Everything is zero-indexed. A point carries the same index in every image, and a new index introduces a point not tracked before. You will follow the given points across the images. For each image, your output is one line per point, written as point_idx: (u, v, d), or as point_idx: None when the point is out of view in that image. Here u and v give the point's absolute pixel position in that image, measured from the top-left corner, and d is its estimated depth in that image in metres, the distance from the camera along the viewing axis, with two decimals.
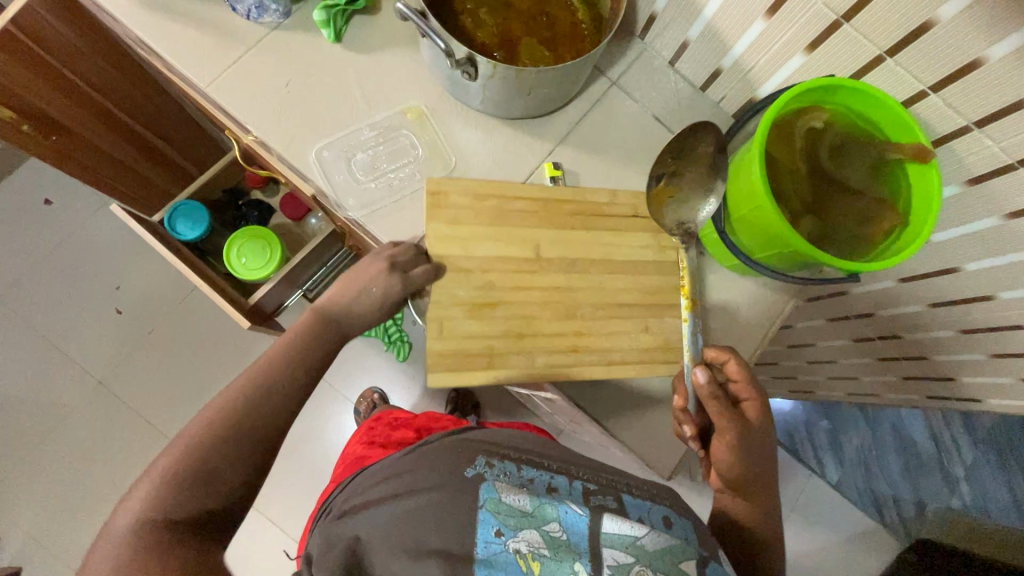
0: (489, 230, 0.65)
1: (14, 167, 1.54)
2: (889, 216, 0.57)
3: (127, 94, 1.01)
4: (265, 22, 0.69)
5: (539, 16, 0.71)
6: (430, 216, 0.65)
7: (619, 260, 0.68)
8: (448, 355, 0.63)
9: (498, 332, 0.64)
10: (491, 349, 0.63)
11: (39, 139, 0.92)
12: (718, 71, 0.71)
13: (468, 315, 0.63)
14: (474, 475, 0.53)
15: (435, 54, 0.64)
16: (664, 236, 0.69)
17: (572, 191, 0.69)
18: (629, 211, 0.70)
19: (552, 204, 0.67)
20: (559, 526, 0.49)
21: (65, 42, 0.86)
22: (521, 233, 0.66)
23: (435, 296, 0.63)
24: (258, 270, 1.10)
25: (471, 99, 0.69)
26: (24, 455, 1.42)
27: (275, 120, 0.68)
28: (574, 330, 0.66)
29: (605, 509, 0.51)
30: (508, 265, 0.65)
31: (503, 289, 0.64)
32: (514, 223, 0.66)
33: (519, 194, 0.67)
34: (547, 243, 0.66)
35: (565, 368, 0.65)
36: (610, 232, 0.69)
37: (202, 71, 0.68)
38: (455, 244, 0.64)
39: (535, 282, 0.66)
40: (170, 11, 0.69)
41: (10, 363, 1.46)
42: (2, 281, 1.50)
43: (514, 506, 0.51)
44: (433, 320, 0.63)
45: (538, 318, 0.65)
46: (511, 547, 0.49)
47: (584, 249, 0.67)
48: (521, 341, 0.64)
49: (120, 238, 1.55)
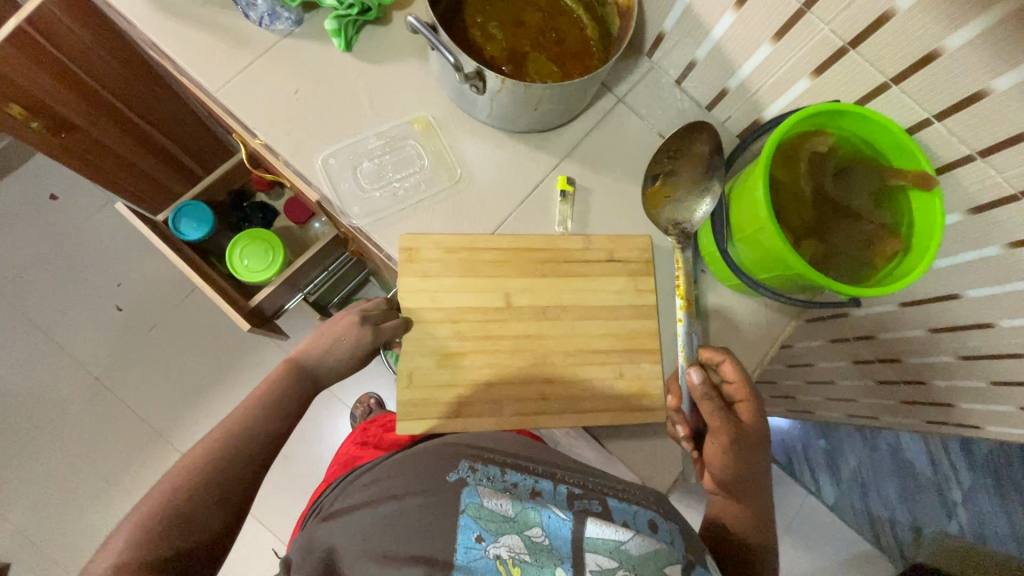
0: (460, 281, 0.66)
1: (22, 161, 1.55)
2: (891, 242, 0.57)
3: (138, 94, 1.01)
4: (277, 29, 0.70)
5: (548, 32, 0.72)
6: (403, 272, 0.66)
7: (595, 305, 0.68)
8: (419, 404, 0.64)
9: (469, 380, 0.65)
10: (459, 399, 0.64)
11: (47, 135, 0.93)
12: (724, 92, 0.72)
13: (436, 365, 0.65)
14: (456, 479, 0.52)
15: (444, 67, 0.65)
16: (642, 279, 0.69)
17: (542, 239, 0.69)
18: (605, 255, 0.69)
19: (524, 252, 0.68)
20: (541, 531, 0.47)
21: (79, 41, 0.86)
22: (492, 281, 0.67)
23: (406, 349, 0.65)
24: (259, 272, 1.10)
25: (478, 112, 0.69)
26: (16, 449, 1.41)
27: (283, 126, 0.69)
28: (545, 377, 0.65)
29: (588, 513, 0.49)
30: (478, 315, 0.66)
31: (471, 338, 0.65)
32: (486, 271, 0.67)
33: (491, 243, 0.68)
34: (518, 291, 0.67)
35: (534, 416, 0.65)
36: (585, 278, 0.69)
37: (212, 75, 0.69)
38: (425, 297, 0.65)
39: (506, 329, 0.66)
40: (183, 15, 0.70)
41: (7, 356, 1.46)
42: (4, 274, 1.50)
43: (496, 510, 0.49)
44: (402, 371, 0.64)
45: (506, 364, 0.65)
46: (490, 553, 0.46)
47: (554, 296, 0.68)
48: (491, 388, 0.65)
49: (124, 235, 1.55)
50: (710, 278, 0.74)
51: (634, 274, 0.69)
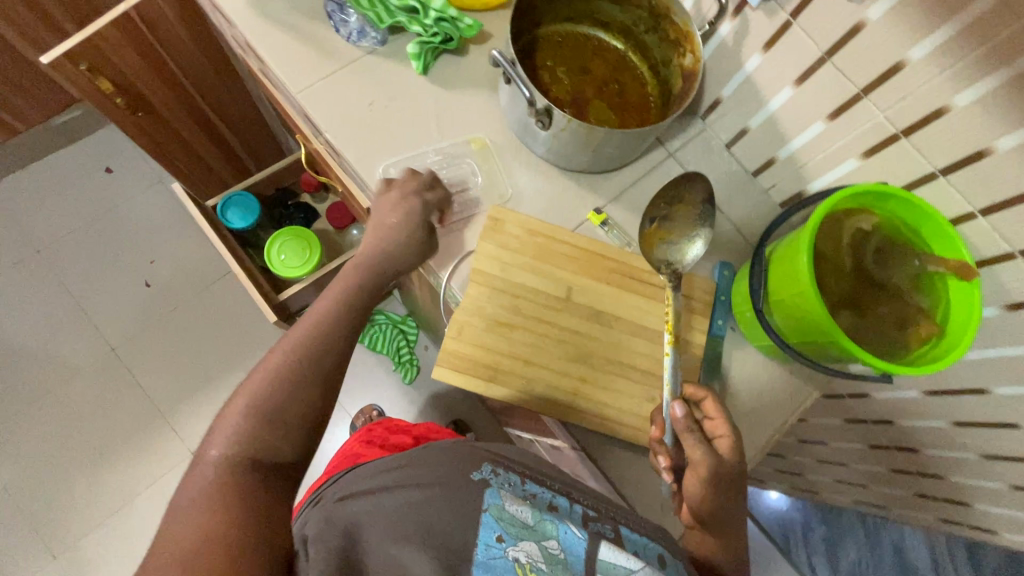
0: (530, 262, 0.68)
1: (87, 134, 1.63)
2: (926, 323, 0.58)
3: (213, 87, 1.08)
4: (362, 47, 0.75)
5: (611, 83, 0.77)
6: (483, 236, 0.69)
7: (645, 325, 0.69)
8: (460, 358, 0.65)
9: (511, 353, 0.66)
10: (497, 365, 0.65)
11: (126, 113, 0.99)
12: (771, 161, 0.75)
13: (486, 328, 0.66)
14: (479, 477, 0.53)
15: (513, 99, 0.69)
16: (697, 318, 0.70)
17: (616, 250, 0.71)
18: (669, 284, 0.71)
19: (595, 255, 0.70)
20: (558, 544, 0.48)
21: (173, 32, 0.93)
22: (560, 273, 0.69)
23: (463, 303, 0.66)
24: (294, 269, 1.13)
25: (536, 145, 0.73)
26: (21, 407, 1.43)
27: (353, 133, 0.73)
28: (580, 375, 0.66)
29: (603, 536, 0.50)
30: (537, 298, 0.68)
31: (527, 314, 0.67)
32: (556, 262, 0.69)
33: (567, 238, 0.70)
34: (580, 289, 0.69)
35: (561, 409, 0.65)
36: (643, 298, 0.70)
37: (296, 79, 0.73)
38: (493, 263, 0.68)
39: (555, 318, 0.67)
40: (278, 22, 0.75)
41: (33, 314, 1.50)
42: (47, 236, 1.56)
43: (516, 516, 0.50)
44: (454, 321, 0.66)
45: (545, 351, 0.66)
46: (509, 555, 0.46)
47: (612, 305, 0.69)
48: (527, 366, 0.65)
49: (167, 215, 1.61)
50: (738, 336, 0.74)
51: (690, 311, 0.71)
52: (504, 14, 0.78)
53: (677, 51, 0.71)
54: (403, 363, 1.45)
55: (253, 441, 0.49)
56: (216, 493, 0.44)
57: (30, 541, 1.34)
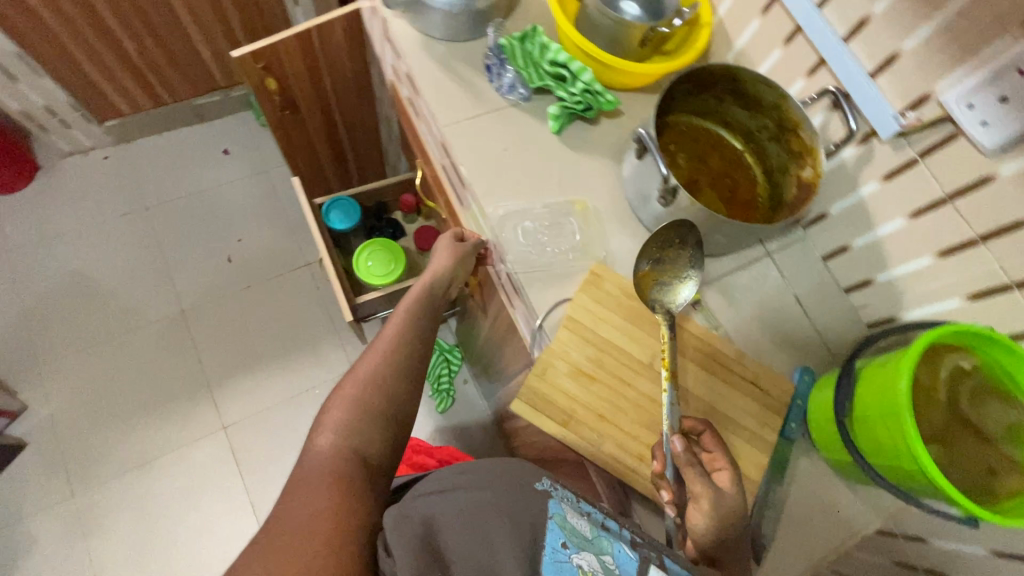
0: (621, 322, 0.71)
1: (218, 116, 1.81)
2: (1015, 477, 0.57)
3: (350, 102, 1.21)
4: (509, 99, 0.83)
5: (724, 177, 0.82)
6: (582, 289, 0.72)
7: (719, 410, 0.71)
8: (539, 397, 0.68)
9: (587, 403, 0.68)
10: (572, 412, 0.68)
11: (277, 110, 1.11)
12: (867, 282, 0.77)
13: (569, 375, 0.69)
14: (542, 488, 0.60)
15: (639, 173, 0.74)
16: (770, 415, 0.71)
17: (704, 331, 0.74)
18: (749, 375, 0.72)
19: (683, 331, 0.73)
20: (612, 558, 0.54)
21: (338, 52, 1.06)
22: (647, 340, 0.72)
23: (551, 346, 0.69)
24: (376, 276, 1.20)
25: (646, 217, 0.77)
26: (88, 343, 1.51)
27: (484, 170, 0.80)
28: (649, 443, 0.67)
29: (651, 560, 0.55)
30: (621, 357, 0.70)
31: (609, 371, 0.69)
32: (646, 329, 0.72)
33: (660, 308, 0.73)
34: (663, 359, 0.71)
35: (624, 470, 0.67)
36: (721, 383, 0.72)
37: (446, 113, 0.82)
38: (587, 316, 0.71)
39: (635, 382, 0.69)
40: (441, 62, 0.85)
41: (124, 262, 1.61)
42: (157, 196, 1.70)
43: (577, 528, 0.56)
44: (540, 361, 0.69)
45: (620, 411, 0.68)
46: (574, 560, 0.53)
47: (691, 382, 0.71)
48: (600, 421, 0.68)
49: (265, 202, 1.74)
50: (806, 444, 0.74)
51: (765, 407, 0.71)
52: (640, 97, 0.86)
53: (797, 163, 0.76)
54: (441, 391, 1.56)
55: (348, 438, 0.64)
56: (329, 480, 0.58)
57: (56, 476, 1.39)
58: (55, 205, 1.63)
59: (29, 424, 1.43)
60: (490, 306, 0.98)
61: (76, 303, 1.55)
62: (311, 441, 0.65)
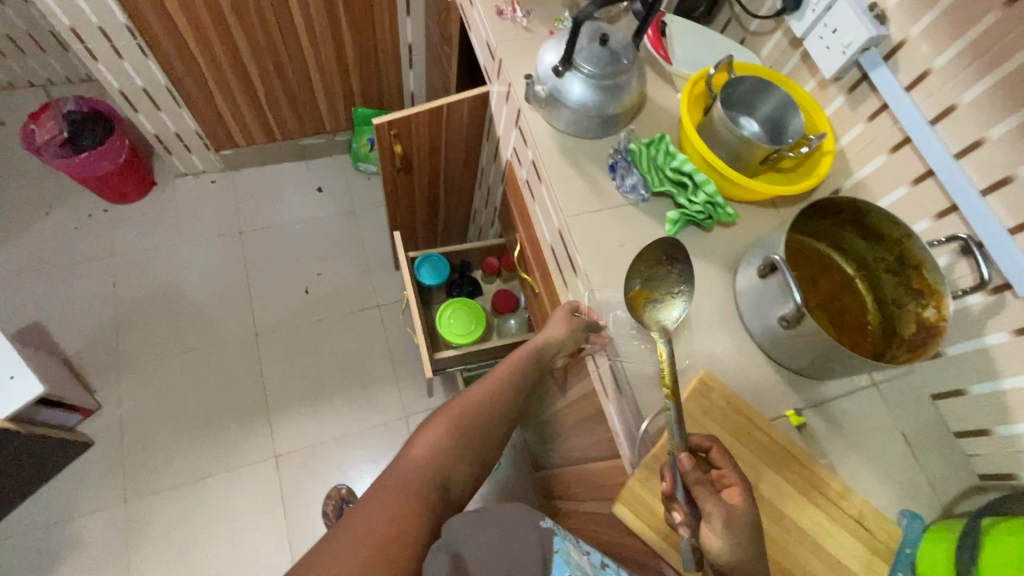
0: (727, 437, 0.71)
1: (319, 157, 1.94)
2: None
3: (456, 167, 1.29)
4: (628, 198, 0.87)
5: (834, 300, 0.82)
6: (689, 397, 0.73)
7: (824, 547, 0.68)
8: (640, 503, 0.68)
9: None
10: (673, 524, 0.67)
11: (394, 172, 1.19)
12: (984, 431, 0.74)
13: None
14: (547, 527, 0.52)
15: (757, 290, 0.75)
16: (878, 562, 0.68)
17: (810, 458, 0.72)
18: (856, 514, 0.70)
19: (788, 454, 0.71)
20: None
21: (460, 126, 1.14)
22: (751, 459, 0.71)
23: (656, 452, 0.70)
24: (456, 333, 1.23)
25: (757, 333, 0.77)
26: (168, 353, 1.59)
27: (599, 263, 0.82)
28: None
29: None
30: None
31: None
32: (750, 447, 0.71)
33: (766, 428, 0.72)
34: (767, 482, 0.70)
35: None
36: (826, 517, 0.69)
37: (568, 203, 0.86)
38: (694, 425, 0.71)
39: None
40: (568, 155, 0.90)
41: (212, 280, 1.71)
42: (252, 222, 1.81)
43: (578, 564, 0.52)
44: (644, 466, 0.69)
45: None
46: None
47: (795, 511, 0.69)
48: None
49: (348, 241, 1.83)
50: None
51: (873, 552, 0.68)
52: (755, 211, 0.88)
53: (917, 301, 0.76)
54: None
55: (436, 461, 0.65)
56: (416, 490, 0.59)
57: (114, 478, 1.44)
58: (161, 218, 1.76)
59: (98, 423, 1.49)
60: (574, 388, 0.98)
61: (162, 312, 1.64)
62: (402, 453, 0.66)
